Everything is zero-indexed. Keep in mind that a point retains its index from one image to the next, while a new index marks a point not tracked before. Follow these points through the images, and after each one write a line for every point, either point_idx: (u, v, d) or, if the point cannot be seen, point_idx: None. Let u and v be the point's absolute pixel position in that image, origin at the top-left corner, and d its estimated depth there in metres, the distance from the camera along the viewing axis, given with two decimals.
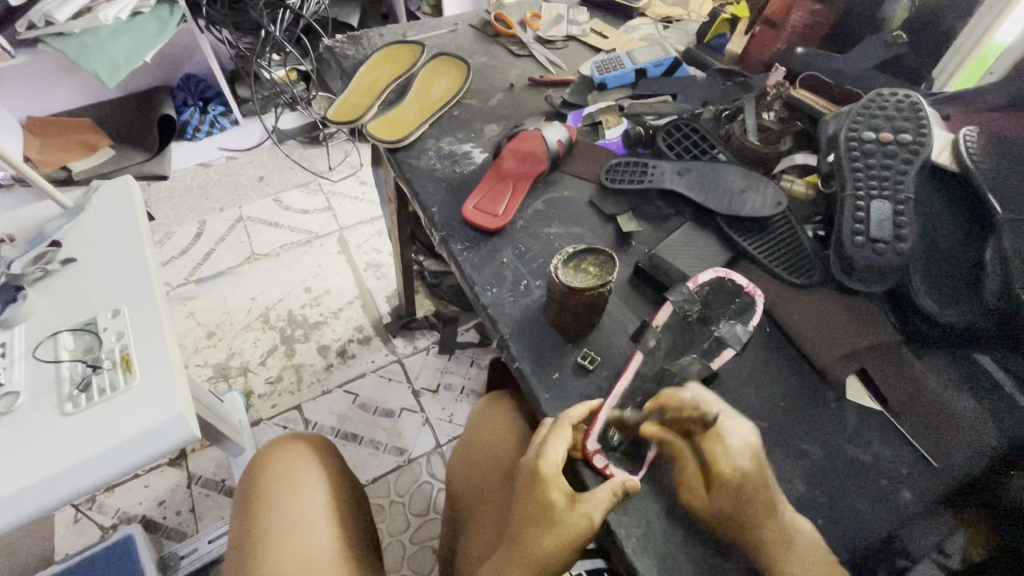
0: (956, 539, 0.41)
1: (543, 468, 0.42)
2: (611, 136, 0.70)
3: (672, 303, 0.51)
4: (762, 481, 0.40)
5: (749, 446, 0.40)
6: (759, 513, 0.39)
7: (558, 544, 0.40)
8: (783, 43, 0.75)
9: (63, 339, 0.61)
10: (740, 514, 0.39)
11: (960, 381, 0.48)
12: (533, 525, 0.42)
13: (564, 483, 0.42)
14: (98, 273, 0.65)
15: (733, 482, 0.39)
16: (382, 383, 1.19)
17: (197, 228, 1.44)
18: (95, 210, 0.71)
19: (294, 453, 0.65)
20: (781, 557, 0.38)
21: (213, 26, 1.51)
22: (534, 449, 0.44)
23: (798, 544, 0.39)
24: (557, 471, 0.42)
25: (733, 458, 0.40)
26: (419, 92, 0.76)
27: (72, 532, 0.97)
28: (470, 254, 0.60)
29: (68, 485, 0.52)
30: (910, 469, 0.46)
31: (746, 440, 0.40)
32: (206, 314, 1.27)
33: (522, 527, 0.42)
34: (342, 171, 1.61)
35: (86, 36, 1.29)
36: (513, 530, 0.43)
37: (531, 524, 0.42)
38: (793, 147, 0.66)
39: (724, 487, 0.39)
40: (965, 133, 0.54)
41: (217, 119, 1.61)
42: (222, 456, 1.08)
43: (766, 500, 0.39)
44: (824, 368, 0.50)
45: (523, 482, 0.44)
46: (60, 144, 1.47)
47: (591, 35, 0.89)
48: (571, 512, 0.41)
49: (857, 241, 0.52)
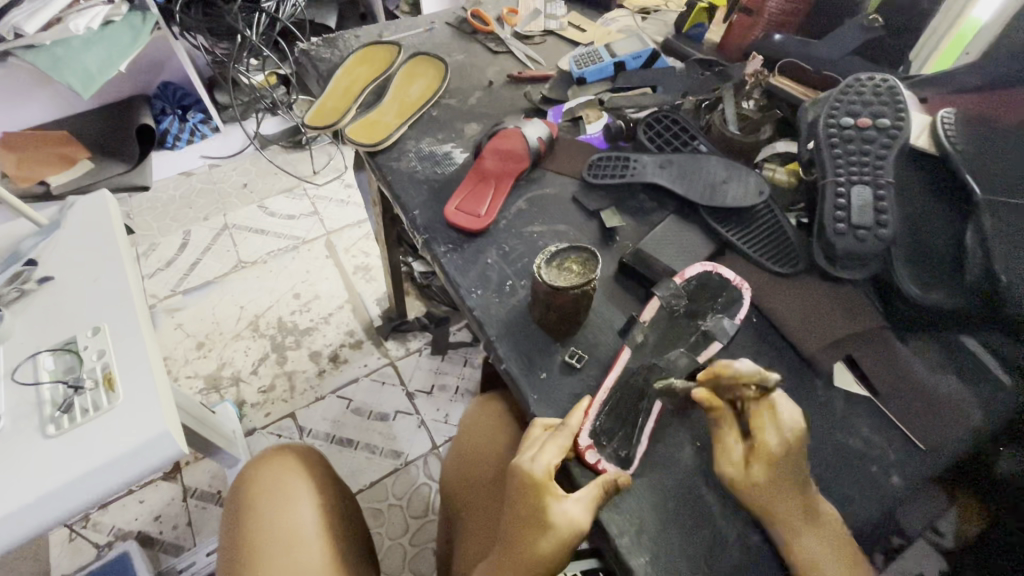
0: (948, 517, 0.43)
1: (535, 474, 0.42)
2: (592, 132, 0.70)
3: (659, 298, 0.51)
4: (801, 454, 0.41)
5: (798, 422, 0.42)
6: (792, 486, 0.40)
7: (555, 545, 0.40)
8: (760, 31, 0.74)
9: (42, 359, 0.60)
10: (770, 483, 0.40)
11: (944, 363, 0.48)
12: (524, 531, 0.41)
13: (557, 489, 0.42)
14: (76, 291, 0.64)
15: (777, 452, 0.41)
16: (375, 387, 1.18)
17: (182, 238, 1.42)
18: (71, 225, 0.70)
19: (281, 465, 0.64)
20: (797, 525, 0.40)
21: (187, 32, 1.47)
22: (526, 454, 0.43)
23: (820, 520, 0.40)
24: (548, 477, 0.42)
25: (780, 429, 0.41)
26: (397, 93, 0.75)
27: (67, 551, 0.96)
28: (454, 256, 0.59)
29: (54, 508, 0.52)
30: (899, 453, 0.46)
31: (794, 413, 0.42)
32: (194, 324, 1.26)
33: (514, 532, 0.42)
34: (327, 174, 1.60)
35: (57, 48, 1.26)
36: (505, 535, 0.43)
37: (525, 530, 0.41)
38: (774, 135, 0.66)
39: (768, 454, 0.41)
40: (942, 117, 0.54)
41: (196, 127, 1.57)
42: (217, 468, 1.07)
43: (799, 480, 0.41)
44: (811, 356, 0.50)
45: (513, 486, 0.43)
46: (38, 158, 1.45)
47: (569, 28, 0.88)
48: (565, 515, 0.41)
49: (839, 229, 0.52)
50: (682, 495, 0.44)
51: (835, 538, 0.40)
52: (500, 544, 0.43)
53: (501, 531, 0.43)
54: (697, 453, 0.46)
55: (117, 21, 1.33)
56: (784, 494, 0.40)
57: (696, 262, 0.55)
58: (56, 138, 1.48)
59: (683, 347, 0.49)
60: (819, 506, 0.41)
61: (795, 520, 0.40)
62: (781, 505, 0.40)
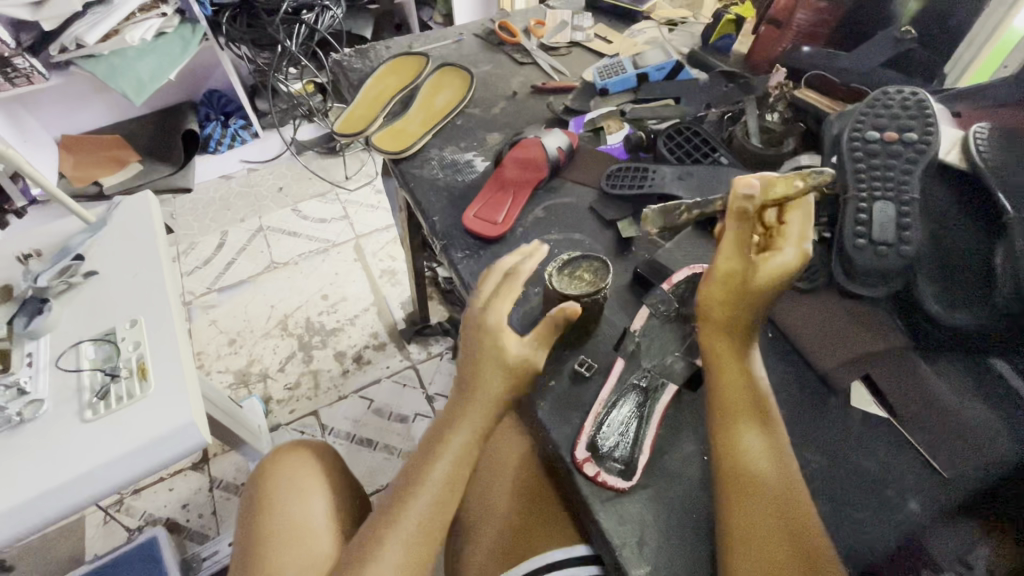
0: (979, 551, 0.40)
1: (487, 320, 0.47)
2: (613, 142, 0.70)
3: (647, 307, 0.52)
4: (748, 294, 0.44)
5: (781, 270, 0.44)
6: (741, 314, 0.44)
7: (506, 384, 0.47)
8: (788, 43, 0.74)
9: (84, 348, 0.64)
10: (722, 297, 0.44)
11: (970, 388, 0.46)
12: (486, 371, 0.47)
13: (507, 336, 0.47)
14: (118, 285, 0.68)
15: (739, 280, 0.44)
16: (397, 388, 1.21)
17: (219, 239, 1.49)
18: (117, 221, 0.74)
19: (296, 460, 0.67)
20: (710, 329, 0.45)
21: (232, 43, 1.54)
22: (479, 305, 0.48)
23: (713, 336, 0.45)
24: (499, 322, 0.47)
25: (773, 268, 0.44)
26: (424, 102, 0.77)
27: (102, 533, 1.01)
28: (469, 261, 0.60)
29: (85, 489, 0.55)
30: (919, 478, 0.44)
31: (783, 266, 0.44)
32: (227, 322, 1.31)
33: (467, 371, 0.48)
34: (358, 180, 1.65)
35: (114, 57, 1.35)
36: (460, 380, 0.49)
37: (478, 371, 0.47)
38: (798, 148, 0.65)
39: (737, 271, 0.44)
40: (975, 130, 0.51)
41: (238, 132, 1.65)
42: (242, 461, 1.11)
43: (749, 329, 0.45)
44: (826, 373, 0.49)
45: (468, 335, 0.48)
46: (92, 161, 1.55)
47: (595, 40, 0.89)
48: (516, 360, 0.47)
49: (858, 244, 0.50)
50: (685, 508, 0.44)
51: (769, 495, 0.40)
52: (455, 395, 0.49)
53: (457, 381, 0.49)
54: (705, 467, 0.46)
55: (168, 33, 1.41)
56: (726, 317, 0.45)
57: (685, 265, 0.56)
58: (109, 142, 1.58)
59: (681, 351, 0.50)
60: (727, 328, 0.45)
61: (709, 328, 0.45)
62: (726, 328, 0.45)
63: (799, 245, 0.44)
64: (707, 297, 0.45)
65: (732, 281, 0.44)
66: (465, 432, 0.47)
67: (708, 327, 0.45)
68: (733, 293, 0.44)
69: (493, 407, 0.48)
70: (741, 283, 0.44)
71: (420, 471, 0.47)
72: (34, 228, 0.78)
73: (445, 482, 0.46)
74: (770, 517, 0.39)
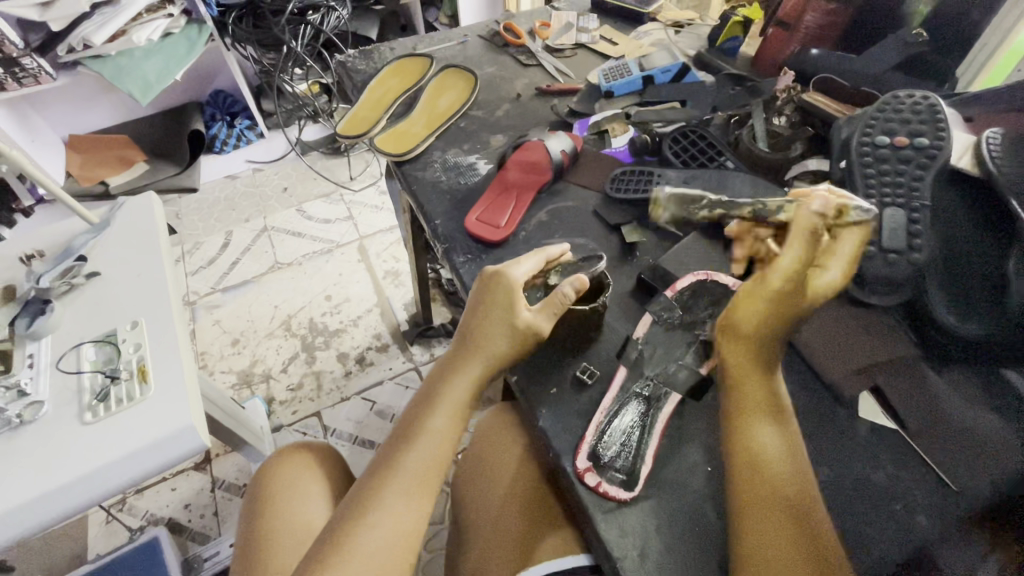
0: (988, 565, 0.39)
1: (513, 275, 0.50)
2: (618, 144, 0.69)
3: (650, 314, 0.52)
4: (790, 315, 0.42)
5: (827, 291, 0.41)
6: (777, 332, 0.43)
7: (515, 342, 0.48)
8: (796, 44, 0.72)
9: (85, 350, 0.64)
10: (761, 318, 0.43)
11: (981, 395, 0.46)
12: (498, 323, 0.49)
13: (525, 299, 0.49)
14: (120, 286, 0.68)
15: (783, 302, 0.42)
16: (399, 390, 1.20)
17: (223, 240, 1.49)
18: (121, 222, 0.74)
19: (297, 462, 0.66)
20: (740, 346, 0.44)
21: (238, 43, 1.54)
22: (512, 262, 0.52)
23: (743, 355, 0.44)
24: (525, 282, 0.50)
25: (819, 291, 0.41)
26: (427, 104, 0.77)
27: (104, 532, 1.01)
28: (471, 265, 0.60)
29: (84, 491, 0.55)
30: (929, 493, 0.43)
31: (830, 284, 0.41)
32: (231, 322, 1.31)
33: (477, 320, 0.50)
34: (363, 180, 1.65)
35: (121, 57, 1.35)
36: (469, 329, 0.50)
37: (491, 322, 0.49)
38: (806, 152, 0.63)
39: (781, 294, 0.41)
40: (988, 137, 0.50)
41: (243, 133, 1.64)
42: (244, 461, 1.11)
43: (772, 347, 0.44)
44: (834, 384, 0.48)
45: (486, 290, 0.50)
46: (99, 160, 1.57)
47: (600, 42, 0.88)
48: (531, 321, 0.48)
49: (868, 251, 0.49)
50: (687, 519, 0.43)
51: (783, 499, 0.39)
52: (456, 349, 0.50)
53: (463, 333, 0.50)
54: (708, 478, 0.45)
55: (175, 33, 1.41)
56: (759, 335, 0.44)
57: (689, 270, 0.55)
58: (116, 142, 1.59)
59: (684, 359, 0.50)
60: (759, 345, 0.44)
61: (741, 345, 0.44)
62: (758, 347, 0.44)
63: (847, 266, 0.41)
64: (743, 316, 0.44)
65: (775, 302, 0.42)
66: (466, 377, 0.48)
67: (741, 346, 0.44)
68: (771, 313, 0.42)
69: (496, 365, 0.48)
70: (784, 305, 0.41)
71: (420, 417, 0.47)
72: (38, 229, 0.78)
73: (444, 428, 0.47)
74: (783, 519, 0.38)
